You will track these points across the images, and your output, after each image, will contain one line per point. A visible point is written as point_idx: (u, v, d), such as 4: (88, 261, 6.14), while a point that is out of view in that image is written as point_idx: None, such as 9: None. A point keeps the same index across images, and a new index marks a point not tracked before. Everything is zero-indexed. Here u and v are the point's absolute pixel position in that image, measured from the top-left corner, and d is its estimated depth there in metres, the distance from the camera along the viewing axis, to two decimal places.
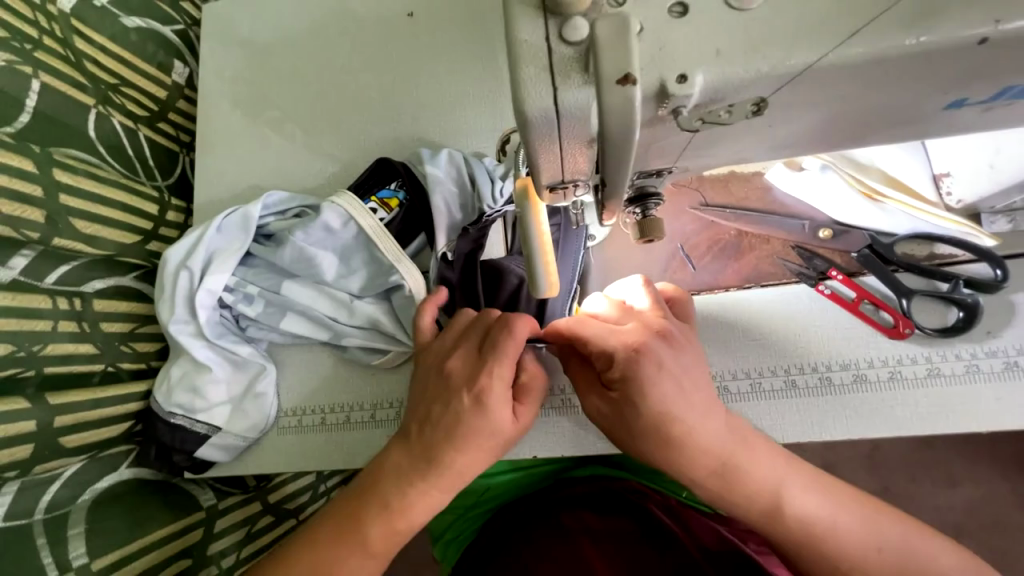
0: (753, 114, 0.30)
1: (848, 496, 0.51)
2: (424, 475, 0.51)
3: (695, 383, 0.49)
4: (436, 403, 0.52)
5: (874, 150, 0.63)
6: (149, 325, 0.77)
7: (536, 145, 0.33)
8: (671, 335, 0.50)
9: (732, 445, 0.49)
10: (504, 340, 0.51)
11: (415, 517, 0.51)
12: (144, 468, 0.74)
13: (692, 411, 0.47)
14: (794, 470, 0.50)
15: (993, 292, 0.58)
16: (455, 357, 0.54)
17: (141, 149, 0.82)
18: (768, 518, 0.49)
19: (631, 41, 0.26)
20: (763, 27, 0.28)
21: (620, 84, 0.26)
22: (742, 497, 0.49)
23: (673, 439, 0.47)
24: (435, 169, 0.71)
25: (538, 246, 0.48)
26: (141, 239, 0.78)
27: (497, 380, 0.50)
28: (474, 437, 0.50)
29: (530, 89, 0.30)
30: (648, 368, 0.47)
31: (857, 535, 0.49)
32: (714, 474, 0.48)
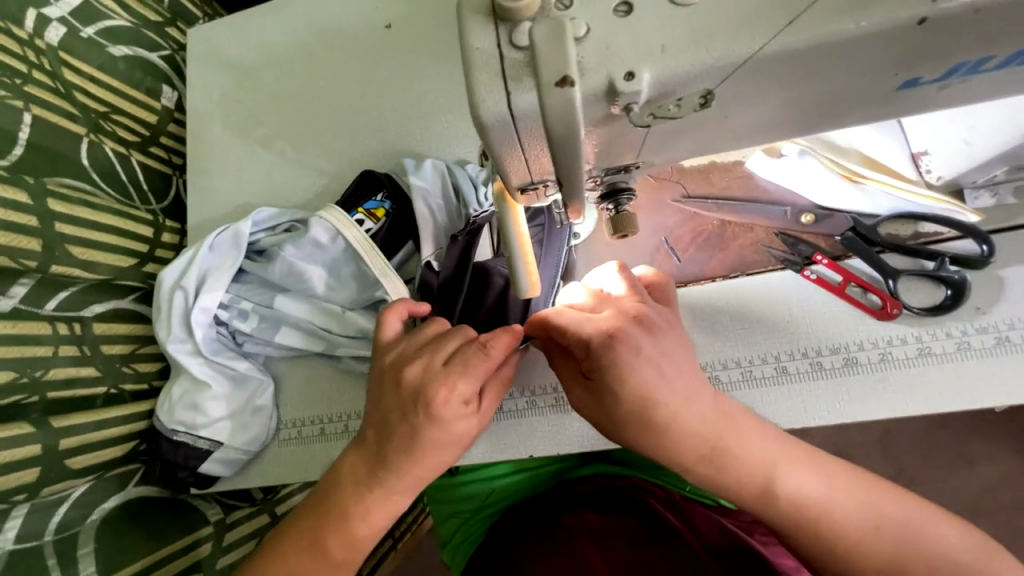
0: (702, 107, 0.31)
1: (842, 473, 0.50)
2: (377, 481, 0.54)
3: (676, 367, 0.49)
4: (394, 409, 0.53)
5: (850, 132, 0.63)
6: (149, 345, 0.79)
7: (498, 149, 0.34)
8: (649, 322, 0.50)
9: (717, 428, 0.49)
10: (479, 359, 0.52)
11: (372, 522, 0.54)
12: (150, 486, 0.75)
13: (672, 394, 0.47)
14: (782, 450, 0.50)
15: (979, 268, 0.58)
16: (414, 364, 0.53)
17: (134, 174, 0.84)
18: (761, 501, 0.49)
19: (567, 44, 0.27)
20: (705, 20, 0.28)
21: (559, 86, 0.27)
22: (732, 480, 0.49)
23: (656, 423, 0.47)
24: (419, 178, 0.71)
25: (518, 248, 0.50)
26: (137, 262, 0.80)
27: (455, 396, 0.51)
28: (432, 447, 0.52)
29: (484, 95, 0.30)
30: (625, 354, 0.47)
31: (852, 514, 0.48)
32: (703, 458, 0.48)
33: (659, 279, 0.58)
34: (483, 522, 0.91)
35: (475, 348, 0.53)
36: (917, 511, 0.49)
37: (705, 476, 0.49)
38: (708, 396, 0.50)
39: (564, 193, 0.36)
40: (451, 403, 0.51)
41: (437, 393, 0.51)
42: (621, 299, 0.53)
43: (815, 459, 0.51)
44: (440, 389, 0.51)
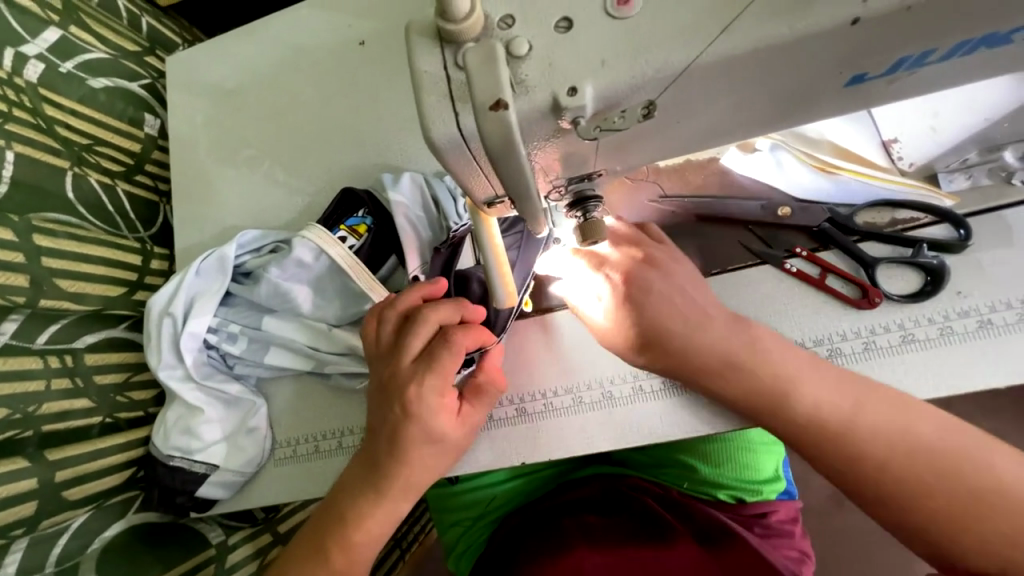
0: (646, 118, 0.31)
1: (869, 387, 0.51)
2: (372, 488, 0.55)
3: (687, 299, 0.55)
4: (377, 408, 0.57)
5: (823, 124, 0.63)
6: (143, 372, 0.80)
7: (454, 168, 0.34)
8: (656, 262, 0.57)
9: (736, 347, 0.53)
10: (443, 351, 0.55)
11: (368, 530, 0.55)
12: (150, 512, 0.76)
13: (685, 325, 0.54)
14: (807, 368, 0.52)
15: (957, 252, 0.58)
16: (388, 365, 0.57)
17: (121, 204, 0.85)
18: (778, 417, 0.52)
19: (499, 67, 0.28)
20: (643, 33, 0.29)
21: (493, 110, 0.28)
22: (750, 396, 0.53)
23: (674, 345, 0.54)
24: (397, 193, 0.72)
25: (494, 261, 0.52)
26: (127, 290, 0.81)
27: (428, 390, 0.54)
28: (416, 449, 0.54)
29: (434, 118, 0.31)
30: (637, 292, 0.55)
31: (876, 429, 0.49)
32: (720, 375, 0.53)
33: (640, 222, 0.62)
34: (487, 528, 0.91)
35: (439, 342, 0.55)
36: (948, 427, 0.48)
37: (720, 391, 0.54)
38: (723, 315, 0.55)
39: (521, 210, 0.37)
40: (424, 398, 0.54)
41: (409, 390, 0.54)
42: (629, 239, 0.58)
43: (839, 378, 0.52)
44: (410, 386, 0.54)
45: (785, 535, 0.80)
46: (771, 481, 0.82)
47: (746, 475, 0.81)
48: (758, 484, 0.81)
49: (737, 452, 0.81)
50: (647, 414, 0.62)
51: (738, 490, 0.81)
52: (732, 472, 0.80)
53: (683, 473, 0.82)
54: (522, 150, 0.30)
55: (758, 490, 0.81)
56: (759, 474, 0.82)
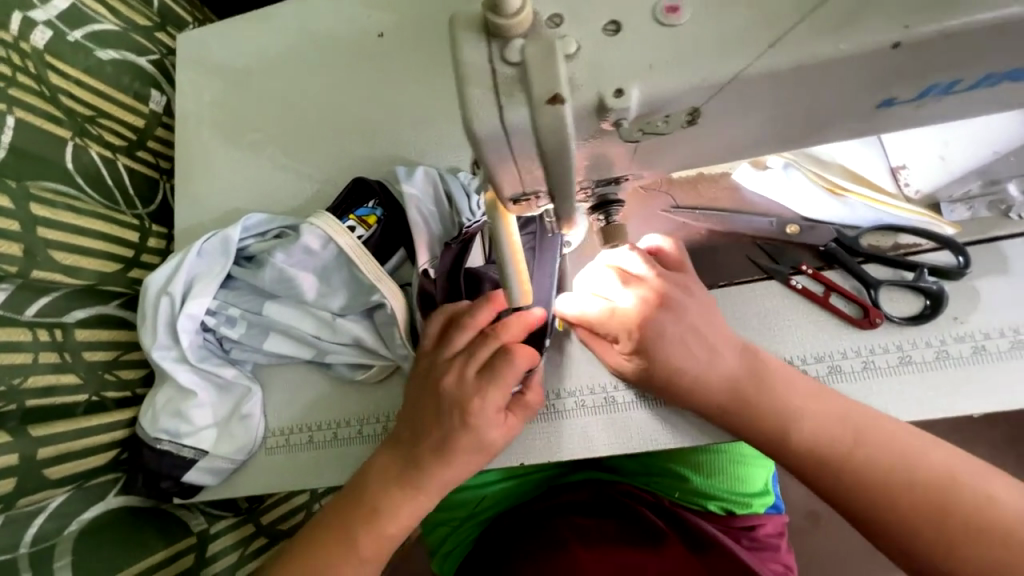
0: (690, 123, 0.31)
1: (873, 418, 0.53)
2: (410, 479, 0.57)
3: (700, 338, 0.56)
4: (428, 414, 0.57)
5: (835, 146, 0.64)
6: (133, 352, 0.78)
7: (491, 162, 0.34)
8: (673, 304, 0.56)
9: (744, 379, 0.55)
10: (507, 367, 0.56)
11: (400, 520, 0.56)
12: (132, 496, 0.73)
13: (694, 361, 0.55)
14: (812, 400, 0.54)
15: (954, 279, 0.60)
16: (449, 374, 0.57)
17: (120, 179, 0.83)
18: (775, 446, 0.54)
19: (558, 64, 0.29)
20: (692, 42, 0.29)
21: (550, 103, 0.29)
22: (752, 426, 0.55)
23: (680, 381, 0.56)
24: (411, 186, 0.71)
25: (510, 257, 0.51)
26: (123, 267, 0.79)
27: (489, 403, 0.56)
28: (463, 454, 0.56)
29: (476, 109, 0.31)
30: (651, 340, 0.55)
31: (876, 462, 0.50)
32: (724, 408, 0.56)
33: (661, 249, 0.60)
34: (475, 528, 0.90)
35: (503, 356, 0.56)
36: (951, 459, 0.50)
37: (724, 421, 0.57)
38: (734, 346, 0.56)
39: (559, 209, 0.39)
40: (485, 411, 0.55)
41: (471, 400, 0.55)
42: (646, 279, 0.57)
43: (845, 412, 0.53)
44: (474, 397, 0.55)
45: (770, 548, 0.81)
46: (761, 495, 0.83)
47: (737, 488, 0.82)
48: (747, 497, 0.82)
49: (730, 465, 0.82)
50: (651, 421, 0.63)
51: (728, 502, 0.81)
52: (724, 484, 0.81)
53: (675, 483, 0.82)
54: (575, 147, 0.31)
55: (748, 503, 0.82)
56: (750, 487, 0.82)
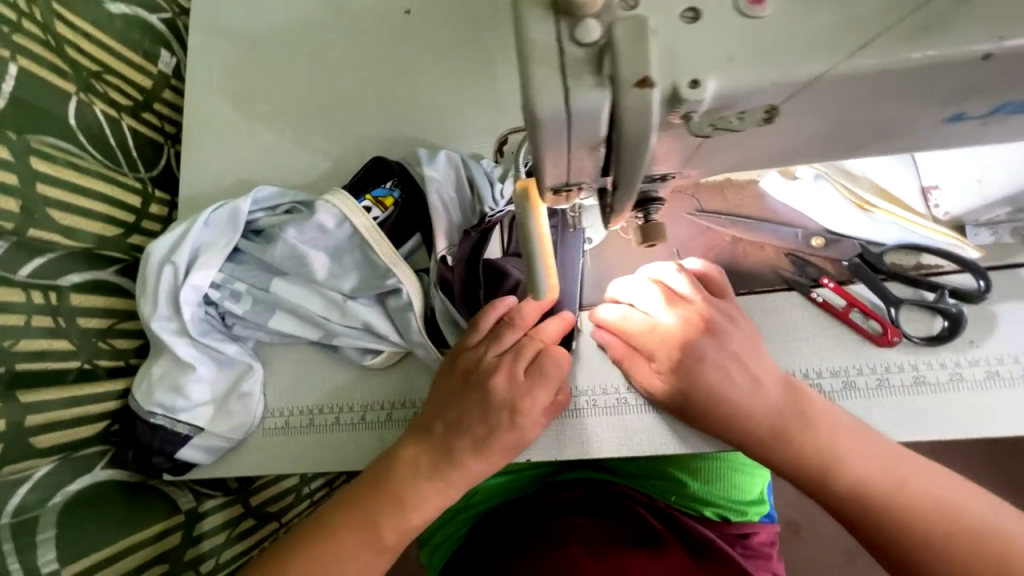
0: (764, 122, 0.31)
1: (910, 461, 0.53)
2: (440, 473, 0.57)
3: (743, 367, 0.57)
4: (471, 411, 0.58)
5: (867, 161, 0.64)
6: (129, 321, 0.74)
7: (545, 147, 0.33)
8: (716, 329, 0.58)
9: (788, 415, 0.55)
10: (554, 368, 0.59)
11: (425, 511, 0.57)
12: (121, 470, 0.71)
13: (736, 390, 0.56)
14: (856, 443, 0.54)
15: (975, 303, 0.60)
16: (499, 373, 0.58)
17: (124, 140, 0.79)
18: (813, 482, 0.54)
19: (649, 45, 0.27)
20: (775, 37, 0.28)
21: (639, 87, 0.27)
22: (789, 461, 0.55)
23: (720, 409, 0.57)
24: (432, 170, 0.69)
25: (538, 248, 0.48)
26: (123, 232, 0.76)
27: (537, 403, 0.58)
28: (506, 450, 0.58)
29: (541, 90, 0.29)
30: (690, 360, 0.57)
31: (919, 509, 0.50)
32: (763, 441, 0.56)
33: (707, 271, 0.62)
34: (467, 522, 0.89)
35: (552, 358, 0.59)
36: (986, 507, 0.50)
37: (765, 456, 0.56)
38: (779, 381, 0.56)
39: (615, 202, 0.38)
40: (534, 410, 0.58)
41: (522, 400, 0.57)
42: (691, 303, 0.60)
43: (883, 451, 0.53)
44: (526, 397, 0.57)
45: (763, 556, 0.81)
46: (757, 503, 0.84)
47: (734, 495, 0.82)
48: (744, 505, 0.82)
49: (729, 472, 0.82)
50: (663, 425, 0.62)
51: (725, 509, 0.82)
52: (721, 491, 0.81)
53: (671, 487, 0.83)
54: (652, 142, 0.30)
55: (744, 511, 0.82)
56: (746, 496, 0.83)
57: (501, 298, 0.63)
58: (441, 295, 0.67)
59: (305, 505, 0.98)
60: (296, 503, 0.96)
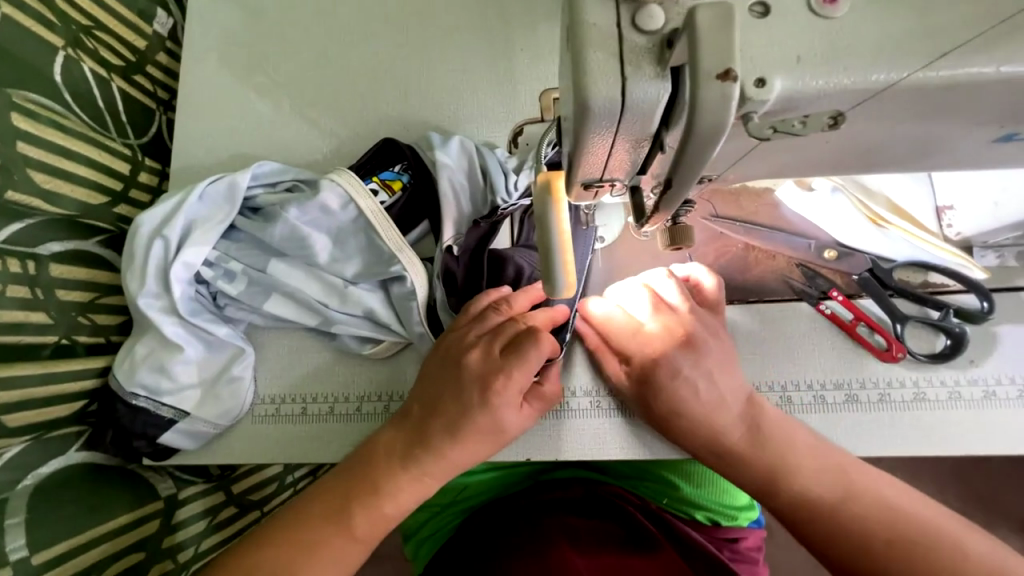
0: (827, 127, 0.30)
1: (861, 470, 0.52)
2: (414, 460, 0.55)
3: (709, 380, 0.55)
4: (445, 390, 0.55)
5: (883, 177, 0.64)
6: (112, 296, 0.70)
7: (591, 137, 0.31)
8: (695, 343, 0.57)
9: (741, 425, 0.54)
10: (531, 348, 0.54)
11: (400, 501, 0.55)
12: (96, 453, 0.67)
13: (700, 407, 0.55)
14: (804, 452, 0.53)
15: (977, 323, 0.61)
16: (474, 350, 0.56)
17: (113, 102, 0.74)
18: (761, 492, 0.53)
19: (732, 32, 0.25)
20: (846, 40, 0.27)
21: (721, 79, 0.25)
22: (739, 473, 0.54)
23: (677, 422, 0.56)
24: (445, 156, 0.67)
25: (558, 245, 0.46)
26: (109, 201, 0.71)
27: (511, 384, 0.54)
28: (478, 434, 0.54)
29: (597, 77, 0.28)
30: (663, 372, 0.56)
31: (872, 522, 0.49)
32: (714, 453, 0.55)
33: (698, 284, 0.61)
34: (457, 516, 0.88)
35: (530, 337, 0.55)
36: (934, 514, 0.49)
37: (717, 468, 0.55)
38: (741, 397, 0.55)
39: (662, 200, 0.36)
40: (507, 391, 0.54)
41: (495, 378, 0.54)
42: (674, 313, 0.59)
43: (835, 461, 0.53)
44: (500, 375, 0.54)
45: (750, 562, 0.83)
46: (746, 509, 0.84)
47: (725, 500, 0.82)
48: (734, 510, 0.83)
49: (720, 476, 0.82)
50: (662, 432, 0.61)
51: (715, 514, 0.82)
52: (712, 495, 0.81)
53: (664, 489, 0.83)
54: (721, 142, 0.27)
55: (734, 517, 0.82)
56: (737, 501, 0.83)
57: (494, 288, 0.62)
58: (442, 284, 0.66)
59: (287, 495, 0.95)
60: (278, 492, 0.93)
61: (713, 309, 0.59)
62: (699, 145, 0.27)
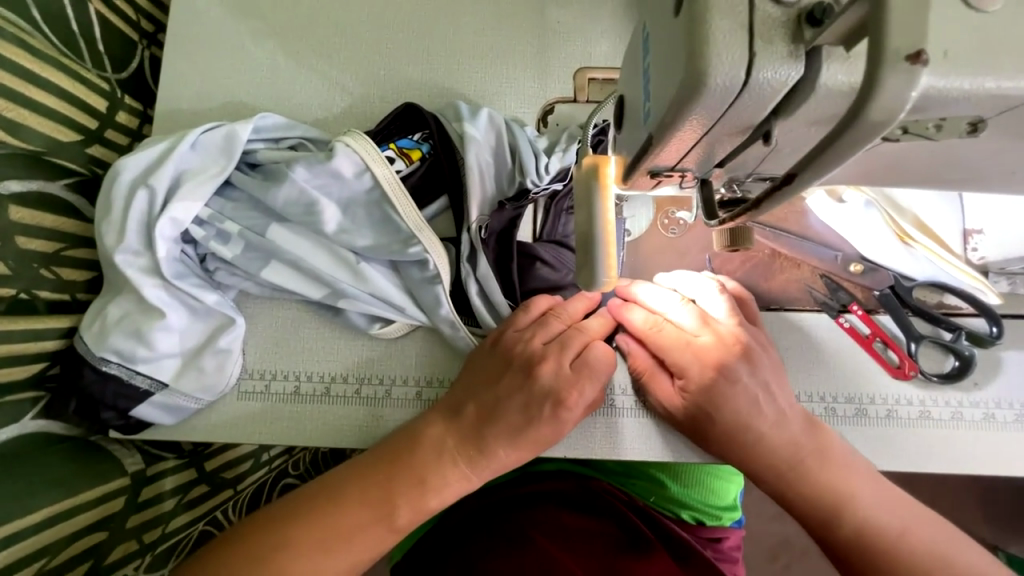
0: (963, 132, 0.30)
1: (914, 507, 0.53)
2: (467, 458, 0.52)
3: (770, 397, 0.54)
4: (511, 399, 0.53)
5: (913, 195, 0.62)
6: (81, 249, 0.62)
7: (692, 116, 0.28)
8: (751, 354, 0.55)
9: (806, 450, 0.53)
10: (601, 362, 0.53)
11: (446, 494, 0.52)
12: (55, 422, 0.60)
13: (762, 421, 0.53)
14: (866, 483, 0.53)
15: (984, 347, 0.62)
16: (546, 362, 0.53)
17: (90, 27, 0.65)
18: (820, 522, 0.53)
19: (905, 13, 0.22)
20: (990, 40, 0.26)
21: (911, 62, 0.23)
22: (803, 498, 0.53)
23: (743, 441, 0.54)
24: (473, 129, 0.62)
25: (601, 235, 0.43)
26: (81, 139, 0.62)
27: (581, 398, 0.52)
28: (540, 445, 0.53)
29: (722, 48, 0.25)
30: (722, 384, 0.53)
31: (915, 554, 0.50)
32: (777, 477, 0.54)
33: (740, 294, 0.59)
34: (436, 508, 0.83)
35: (603, 351, 0.54)
36: (979, 558, 0.51)
37: (778, 492, 0.54)
38: (801, 417, 0.54)
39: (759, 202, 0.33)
40: (579, 405, 0.52)
41: (568, 392, 0.52)
42: (725, 323, 0.56)
43: (893, 496, 0.53)
44: (572, 391, 0.52)
45: (731, 560, 0.83)
46: (731, 509, 0.83)
47: (710, 500, 0.81)
48: (719, 511, 0.82)
49: (707, 477, 0.81)
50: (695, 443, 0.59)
51: (700, 513, 0.81)
52: (699, 495, 0.81)
53: (651, 487, 0.81)
54: (874, 141, 0.26)
55: (718, 516, 0.82)
56: (722, 501, 0.82)
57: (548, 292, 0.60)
58: (476, 279, 0.61)
59: (264, 471, 0.88)
60: (252, 471, 0.85)
61: (751, 318, 0.59)
62: (847, 143, 0.25)
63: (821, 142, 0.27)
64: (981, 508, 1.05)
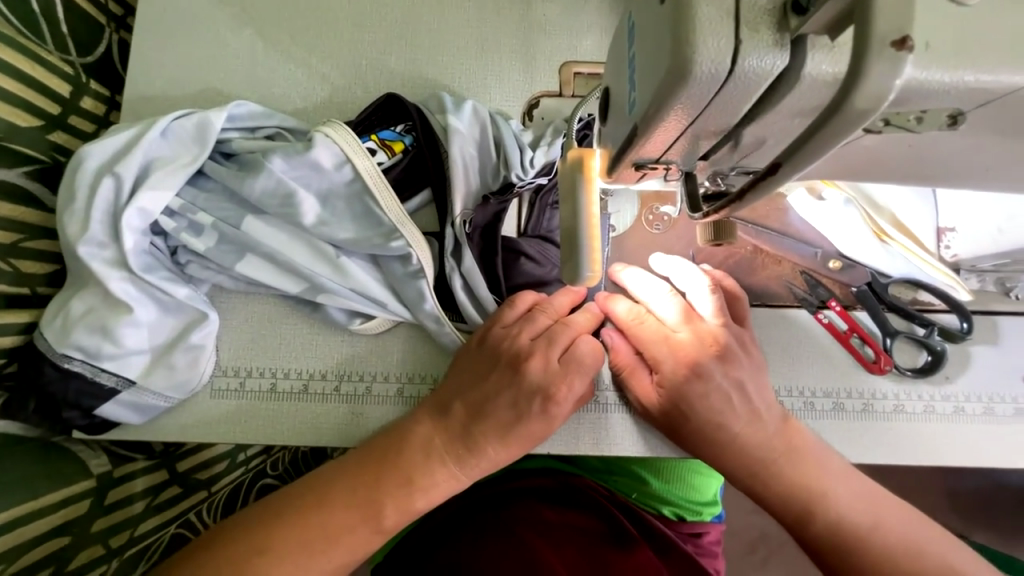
0: (943, 125, 0.30)
1: (889, 501, 0.54)
2: (455, 455, 0.51)
3: (745, 397, 0.54)
4: (500, 396, 0.52)
5: (890, 193, 0.64)
6: (41, 240, 0.59)
7: (678, 104, 0.28)
8: (727, 354, 0.55)
9: (781, 448, 0.54)
10: (591, 355, 0.53)
11: (432, 494, 0.51)
12: (13, 422, 0.57)
13: (736, 421, 0.54)
14: (841, 479, 0.54)
15: (955, 342, 0.64)
16: (534, 358, 0.52)
17: (52, 7, 0.61)
18: (796, 518, 0.54)
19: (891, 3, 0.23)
20: (969, 36, 0.27)
21: (895, 48, 0.23)
22: (779, 496, 0.54)
23: (719, 440, 0.54)
24: (457, 120, 0.61)
25: (586, 229, 0.43)
26: (42, 125, 0.59)
27: (569, 395, 0.52)
28: (528, 442, 0.52)
29: (708, 34, 0.25)
30: (694, 381, 0.54)
31: (889, 549, 0.51)
32: (752, 476, 0.54)
33: (732, 291, 0.59)
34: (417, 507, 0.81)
35: (591, 347, 0.53)
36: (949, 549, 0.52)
37: (753, 489, 0.55)
38: (778, 416, 0.55)
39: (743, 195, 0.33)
40: (568, 401, 0.52)
41: (557, 389, 0.52)
42: (706, 322, 0.57)
43: (868, 492, 0.54)
44: (561, 386, 0.52)
45: (711, 555, 0.83)
46: (711, 504, 0.84)
47: (691, 496, 0.82)
48: (699, 506, 0.83)
49: (688, 473, 0.82)
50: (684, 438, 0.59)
51: (681, 508, 0.81)
52: (680, 490, 0.81)
53: (633, 484, 0.81)
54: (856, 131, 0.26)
55: (698, 511, 0.82)
56: (703, 496, 0.83)
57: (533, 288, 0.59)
58: (461, 273, 0.60)
59: (241, 472, 0.84)
60: (228, 471, 0.80)
61: (738, 317, 0.59)
62: (830, 133, 0.25)
63: (803, 132, 0.27)
64: (950, 498, 1.09)
